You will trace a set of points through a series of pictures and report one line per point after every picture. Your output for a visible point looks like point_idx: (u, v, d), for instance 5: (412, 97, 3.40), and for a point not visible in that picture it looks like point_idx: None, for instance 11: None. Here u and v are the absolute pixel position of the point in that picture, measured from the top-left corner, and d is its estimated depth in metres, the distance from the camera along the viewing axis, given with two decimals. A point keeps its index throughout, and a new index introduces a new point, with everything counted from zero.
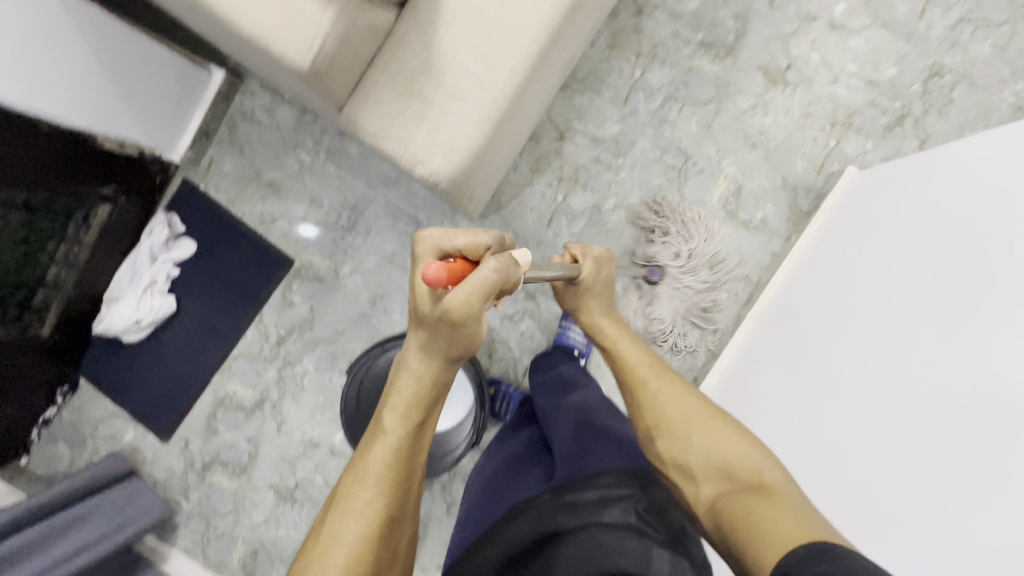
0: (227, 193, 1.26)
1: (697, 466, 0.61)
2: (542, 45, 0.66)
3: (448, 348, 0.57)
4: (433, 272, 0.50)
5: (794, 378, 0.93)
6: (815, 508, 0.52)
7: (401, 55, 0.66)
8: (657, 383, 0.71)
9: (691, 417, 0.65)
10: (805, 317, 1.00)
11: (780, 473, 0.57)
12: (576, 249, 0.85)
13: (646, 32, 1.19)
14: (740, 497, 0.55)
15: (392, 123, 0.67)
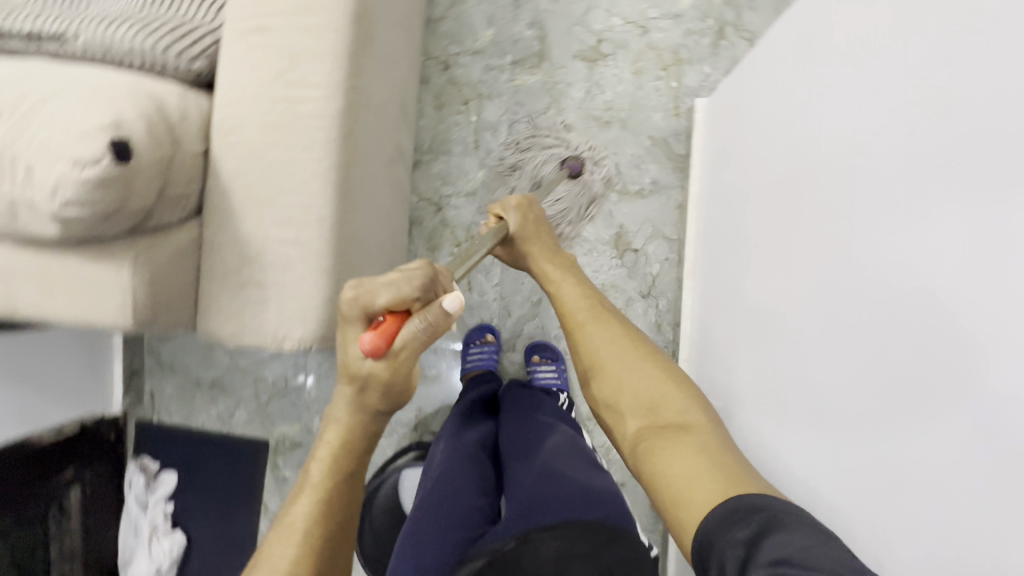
0: (178, 413, 1.27)
1: (628, 407, 0.64)
2: (334, 182, 0.68)
3: (380, 403, 0.51)
4: (369, 345, 0.46)
5: (733, 320, 0.86)
6: (727, 445, 0.55)
7: (219, 258, 0.68)
8: (593, 321, 0.73)
9: (623, 358, 0.67)
10: (724, 252, 0.96)
11: (700, 416, 0.59)
12: (496, 205, 0.83)
13: (461, 79, 1.22)
14: (661, 438, 0.58)
15: (242, 318, 0.68)
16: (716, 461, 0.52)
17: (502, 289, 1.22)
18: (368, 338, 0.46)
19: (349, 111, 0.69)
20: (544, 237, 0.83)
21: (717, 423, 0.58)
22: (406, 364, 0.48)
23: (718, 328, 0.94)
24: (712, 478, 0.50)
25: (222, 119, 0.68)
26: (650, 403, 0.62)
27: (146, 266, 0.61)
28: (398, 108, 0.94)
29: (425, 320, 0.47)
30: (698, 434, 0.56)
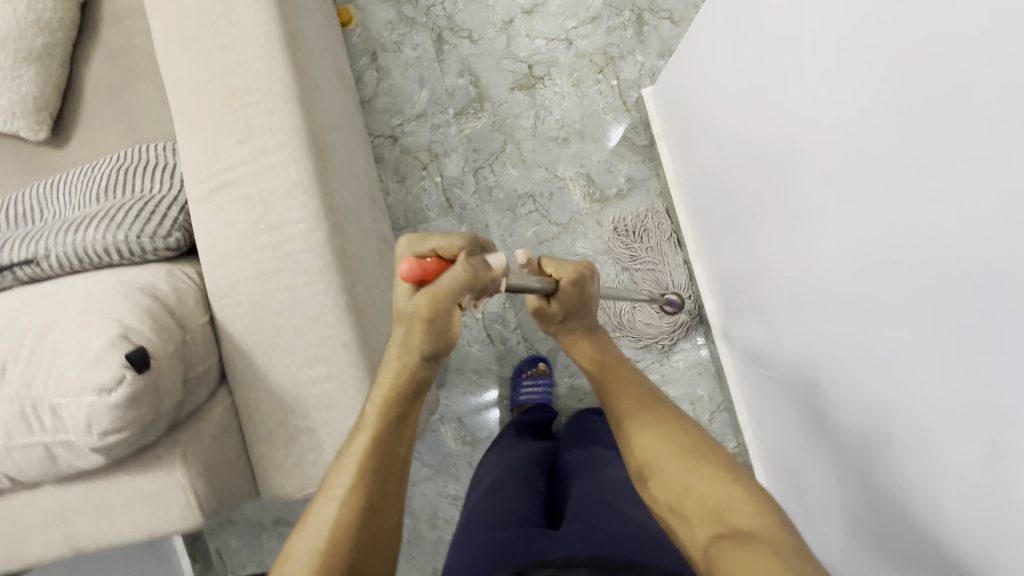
0: (251, 563, 1.23)
1: (695, 516, 0.59)
2: (346, 305, 0.67)
3: (425, 346, 0.54)
4: (406, 273, 0.49)
5: (768, 312, 0.84)
6: (807, 558, 0.50)
7: (260, 418, 0.66)
8: (643, 414, 0.70)
9: (677, 452, 0.64)
10: (733, 240, 0.95)
11: (774, 523, 0.55)
12: (551, 262, 0.72)
13: (413, 147, 1.22)
14: (730, 546, 0.54)
15: (301, 469, 0.66)
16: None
17: (523, 330, 1.22)
18: (406, 267, 0.49)
19: (336, 231, 0.69)
20: (590, 312, 0.76)
21: (790, 529, 0.54)
22: (439, 305, 0.49)
23: (763, 330, 0.89)
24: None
25: (216, 282, 0.67)
26: (717, 507, 0.58)
27: (195, 457, 0.59)
28: (370, 201, 0.93)
29: (468, 263, 0.49)
30: (776, 544, 0.52)
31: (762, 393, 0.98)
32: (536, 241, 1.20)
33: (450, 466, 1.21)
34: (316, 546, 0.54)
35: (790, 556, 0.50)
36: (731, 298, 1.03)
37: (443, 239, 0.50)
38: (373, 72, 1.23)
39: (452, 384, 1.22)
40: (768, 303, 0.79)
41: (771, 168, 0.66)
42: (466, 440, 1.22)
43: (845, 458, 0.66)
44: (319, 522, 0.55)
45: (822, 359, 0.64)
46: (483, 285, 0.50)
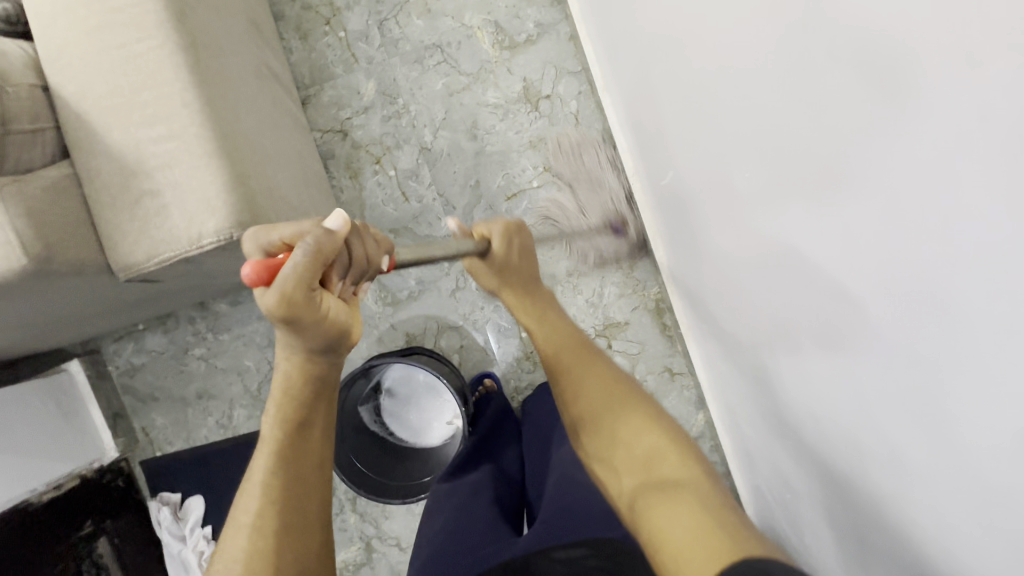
0: (179, 438, 1.22)
1: (623, 467, 0.68)
2: (185, 62, 0.65)
3: (308, 342, 0.51)
4: (251, 277, 0.47)
5: (704, 213, 0.88)
6: (718, 498, 0.58)
7: (100, 183, 0.64)
8: (592, 386, 0.76)
9: (615, 409, 0.72)
10: (659, 146, 0.98)
11: (689, 470, 0.62)
12: (484, 225, 0.85)
13: (314, 2, 1.17)
14: (652, 492, 0.61)
15: (148, 235, 0.64)
16: (712, 520, 0.53)
17: (439, 187, 1.18)
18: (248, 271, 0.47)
19: None
20: (529, 268, 0.86)
21: (710, 479, 0.61)
22: (296, 293, 0.48)
23: (697, 241, 0.95)
24: (709, 537, 0.51)
25: (47, 46, 0.65)
26: (646, 461, 0.66)
27: (16, 200, 0.57)
28: (245, 23, 0.89)
29: (308, 242, 0.48)
30: (689, 487, 0.59)
31: (694, 307, 1.06)
32: (447, 93, 1.17)
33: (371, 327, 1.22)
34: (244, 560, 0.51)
35: (698, 497, 0.57)
36: (655, 207, 1.08)
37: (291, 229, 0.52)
38: None
39: None
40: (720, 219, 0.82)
41: (734, 64, 0.65)
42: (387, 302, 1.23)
43: (783, 373, 0.77)
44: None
45: (782, 280, 0.69)
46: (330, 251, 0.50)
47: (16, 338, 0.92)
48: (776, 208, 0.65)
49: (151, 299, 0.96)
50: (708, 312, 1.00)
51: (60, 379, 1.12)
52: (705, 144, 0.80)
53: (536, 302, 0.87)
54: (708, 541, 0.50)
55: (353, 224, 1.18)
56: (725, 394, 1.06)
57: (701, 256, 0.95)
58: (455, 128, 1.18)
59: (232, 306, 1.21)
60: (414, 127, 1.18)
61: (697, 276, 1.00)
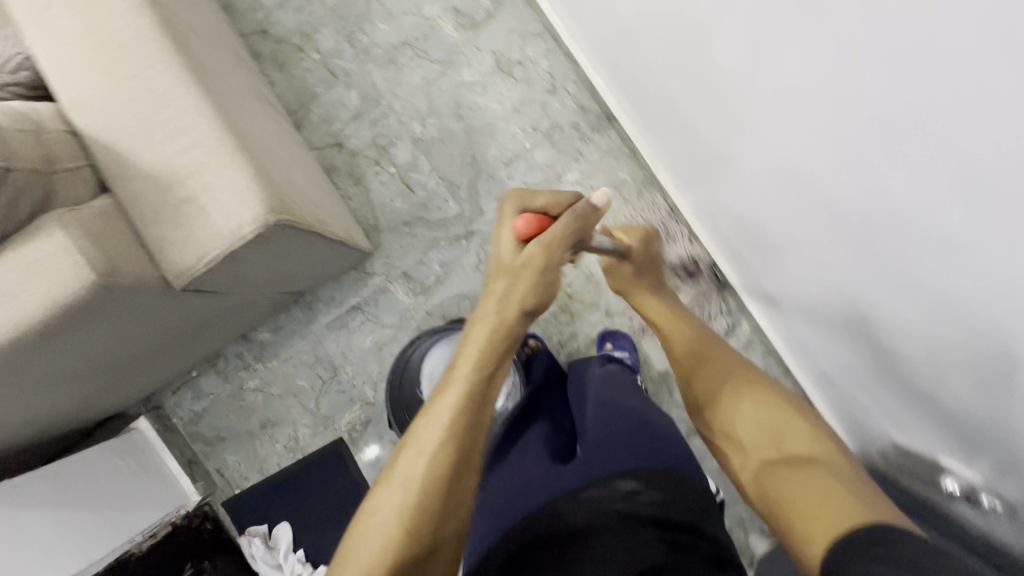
0: (254, 470, 1.26)
1: (755, 445, 0.67)
2: (192, 77, 0.70)
3: (529, 293, 0.60)
4: (523, 227, 0.62)
5: (698, 111, 0.93)
6: (857, 479, 0.57)
7: (140, 203, 0.69)
8: (725, 367, 0.76)
9: (744, 390, 0.72)
10: (638, 68, 1.03)
11: (825, 447, 0.62)
12: (623, 230, 0.88)
13: (284, 34, 1.25)
14: (784, 469, 0.61)
15: (194, 238, 0.69)
16: (849, 487, 0.55)
17: (440, 171, 1.23)
18: (522, 222, 0.62)
19: (163, 18, 0.72)
20: (660, 272, 0.90)
21: (849, 459, 0.60)
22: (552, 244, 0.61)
23: (696, 141, 0.99)
24: (839, 502, 0.53)
25: (68, 96, 0.71)
26: (775, 435, 0.66)
27: (75, 226, 0.63)
28: (230, 54, 0.96)
29: (578, 210, 0.63)
30: (830, 464, 0.59)
31: (712, 215, 1.10)
32: (426, 83, 1.23)
33: (410, 320, 1.23)
34: (424, 484, 0.53)
35: (840, 471, 0.58)
36: (648, 128, 1.13)
37: (550, 198, 0.66)
38: None
39: (387, 243, 1.23)
40: (757, 168, 0.87)
41: None
42: (418, 291, 1.24)
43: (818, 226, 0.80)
44: (374, 524, 0.53)
45: (850, 221, 0.72)
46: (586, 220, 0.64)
47: (88, 394, 0.96)
48: (817, 146, 0.71)
49: (200, 330, 1.00)
50: (725, 212, 1.05)
51: (133, 438, 1.17)
52: (682, 45, 0.86)
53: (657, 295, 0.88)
54: (839, 505, 0.53)
55: (369, 226, 1.23)
56: (765, 287, 1.08)
57: (704, 154, 0.99)
58: (441, 114, 1.23)
59: (274, 333, 1.26)
60: (403, 122, 1.24)
61: (705, 177, 1.04)
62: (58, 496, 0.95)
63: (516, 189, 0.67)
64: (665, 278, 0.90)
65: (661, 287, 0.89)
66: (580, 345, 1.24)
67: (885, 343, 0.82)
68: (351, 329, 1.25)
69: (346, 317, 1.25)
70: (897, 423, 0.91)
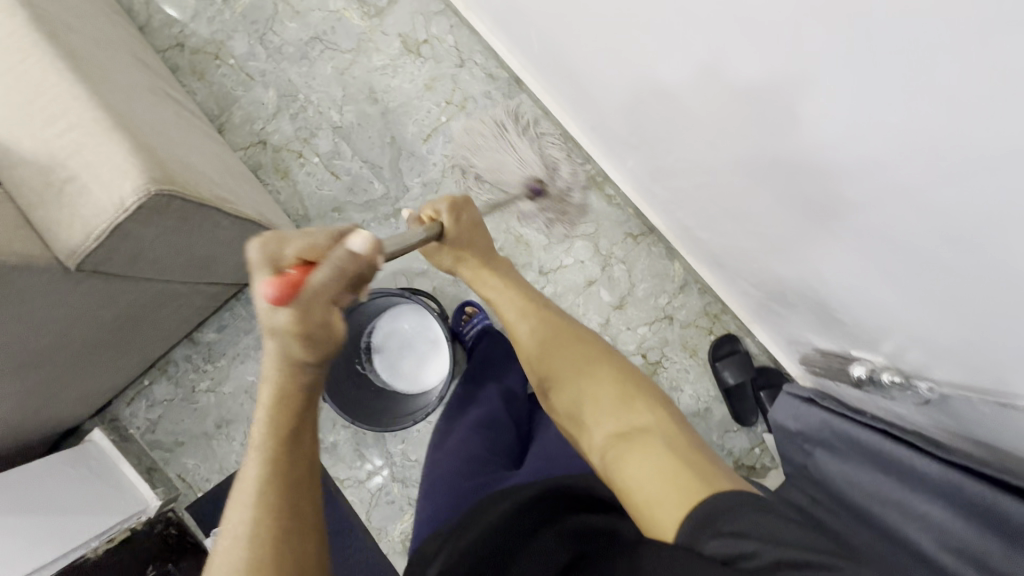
0: (214, 472, 1.26)
1: (599, 421, 0.77)
2: (65, 66, 0.74)
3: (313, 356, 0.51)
4: (272, 293, 0.48)
5: (587, 47, 0.94)
6: (678, 441, 0.70)
7: (27, 188, 0.72)
8: (560, 349, 0.83)
9: (580, 375, 0.81)
10: (527, 24, 1.06)
11: (653, 415, 0.74)
12: (430, 208, 0.88)
13: (200, 44, 1.30)
14: (621, 446, 0.72)
15: (79, 215, 0.72)
16: (679, 459, 0.67)
17: (361, 155, 1.26)
18: (268, 287, 0.48)
19: (37, 16, 0.76)
20: (482, 237, 0.92)
21: (670, 424, 0.73)
22: (322, 305, 0.50)
23: (591, 83, 1.01)
24: (675, 478, 0.64)
25: None
26: (614, 412, 0.76)
27: None
28: (130, 59, 1.00)
29: (336, 261, 0.50)
30: (656, 433, 0.71)
31: (619, 155, 1.12)
32: (339, 74, 1.27)
33: None
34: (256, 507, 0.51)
35: (665, 439, 0.70)
36: (552, 84, 1.15)
37: (305, 245, 0.54)
38: None
39: None
40: (672, 105, 0.84)
41: None
42: None
43: (722, 141, 0.79)
44: None
45: (755, 129, 0.71)
46: (358, 272, 0.53)
47: (25, 402, 0.97)
48: (765, 107, 0.66)
49: (127, 326, 1.00)
50: (631, 149, 1.06)
51: (88, 450, 1.19)
52: None
53: (489, 270, 0.92)
54: (680, 482, 0.63)
55: (298, 217, 1.26)
56: (679, 219, 1.09)
57: (600, 92, 1.00)
58: (356, 101, 1.27)
59: (219, 333, 1.28)
60: (321, 113, 1.27)
61: (607, 119, 1.06)
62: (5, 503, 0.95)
63: (263, 237, 0.54)
64: (489, 243, 0.93)
65: (487, 258, 0.92)
66: None
67: (787, 238, 0.82)
68: None
69: None
70: (816, 327, 0.91)
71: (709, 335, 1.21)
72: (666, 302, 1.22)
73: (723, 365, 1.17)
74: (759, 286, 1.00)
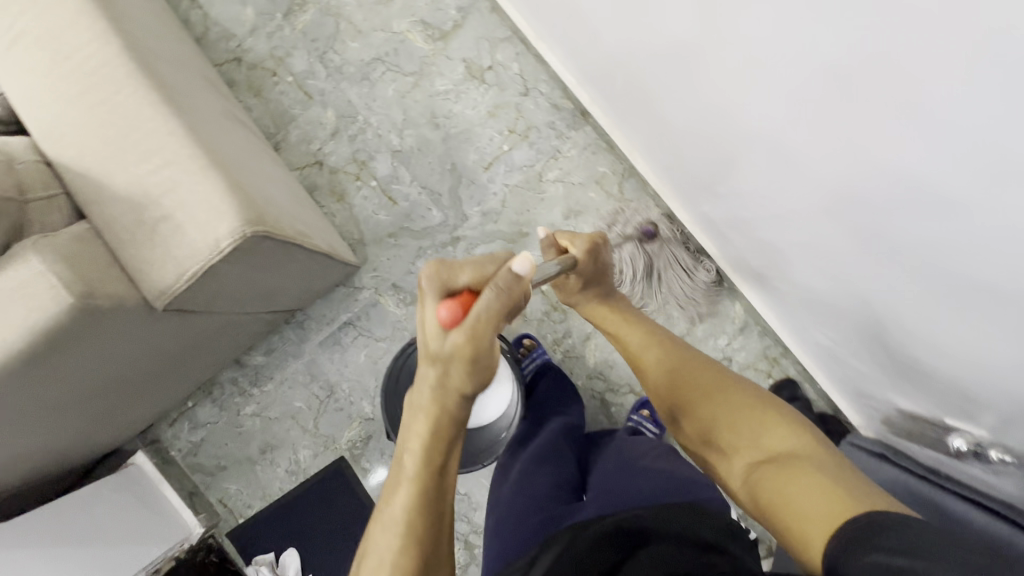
0: (256, 498, 1.23)
1: (738, 447, 0.68)
2: (160, 99, 0.71)
3: (467, 385, 0.54)
4: (448, 316, 0.54)
5: (677, 96, 0.92)
6: (838, 467, 0.58)
7: (117, 225, 0.70)
8: (692, 374, 0.78)
9: (714, 402, 0.73)
10: (606, 60, 1.04)
11: (808, 442, 0.63)
12: (568, 238, 0.88)
13: (258, 60, 1.27)
14: (767, 472, 0.62)
15: (172, 255, 0.69)
16: (839, 483, 0.56)
17: (421, 181, 1.24)
18: (445, 310, 0.54)
19: (129, 45, 0.73)
20: (610, 281, 0.90)
21: (824, 447, 0.62)
22: (482, 335, 0.53)
23: (673, 125, 1.00)
24: (830, 501, 0.54)
25: (41, 124, 0.72)
26: (754, 438, 0.67)
27: (50, 251, 0.63)
28: (202, 80, 0.98)
29: (500, 286, 0.54)
30: (809, 459, 0.60)
31: (691, 196, 1.10)
32: (400, 97, 1.25)
33: (402, 331, 1.22)
34: (413, 505, 0.54)
35: (825, 468, 0.58)
36: (623, 119, 1.14)
37: (476, 271, 0.59)
38: (196, 11, 1.28)
39: (374, 256, 1.24)
40: (781, 179, 0.83)
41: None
42: (409, 301, 1.24)
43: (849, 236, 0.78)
44: None
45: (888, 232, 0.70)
46: (518, 297, 0.56)
47: (81, 429, 0.94)
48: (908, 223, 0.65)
49: (189, 355, 0.98)
50: (708, 193, 1.04)
51: (131, 473, 1.16)
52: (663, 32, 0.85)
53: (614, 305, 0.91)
54: (835, 504, 0.54)
55: (354, 241, 1.24)
56: (750, 263, 1.08)
57: (682, 135, 0.99)
58: (418, 125, 1.25)
59: (267, 356, 1.25)
60: (380, 136, 1.25)
61: (684, 161, 1.04)
62: (53, 537, 0.92)
63: (435, 263, 0.59)
64: (613, 284, 0.92)
65: (612, 294, 0.91)
66: (576, 340, 1.23)
67: (892, 317, 0.80)
68: (345, 346, 1.24)
69: (338, 333, 1.24)
70: (899, 387, 0.90)
71: (768, 379, 1.20)
72: (725, 342, 1.21)
73: None
74: (838, 343, 0.99)
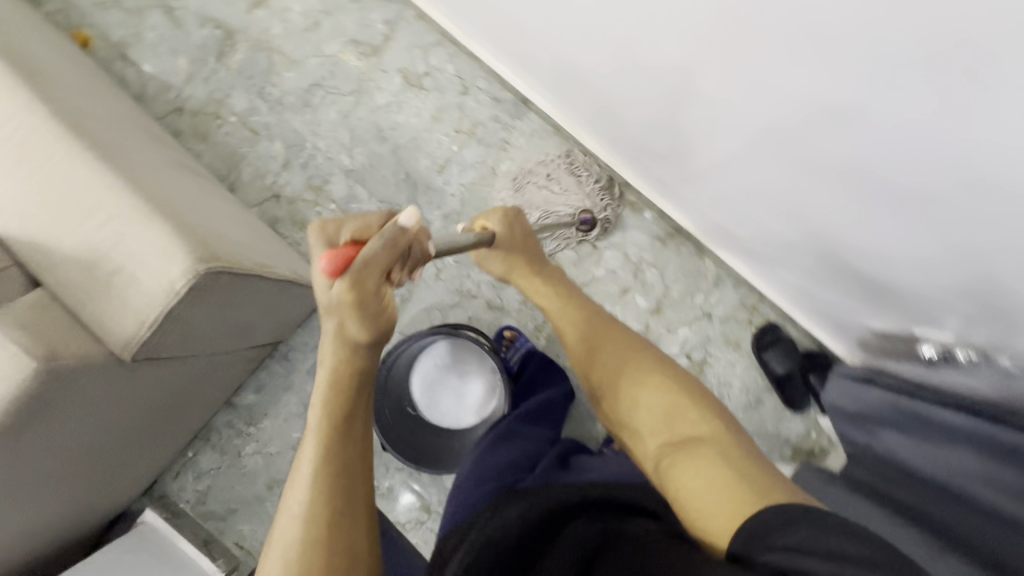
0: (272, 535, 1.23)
1: (654, 428, 0.69)
2: (95, 157, 0.73)
3: (363, 330, 0.54)
4: (329, 267, 0.53)
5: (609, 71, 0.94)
6: (743, 453, 0.61)
7: (71, 284, 0.71)
8: (612, 354, 0.78)
9: (631, 385, 0.74)
10: (534, 46, 1.06)
11: (716, 425, 0.65)
12: (484, 218, 0.91)
13: (199, 106, 1.28)
14: (676, 457, 0.63)
15: (131, 305, 0.70)
16: (740, 473, 0.58)
17: (378, 195, 1.25)
18: (326, 261, 0.53)
19: (57, 111, 0.75)
20: (532, 247, 0.92)
21: (729, 431, 0.65)
22: (368, 282, 0.54)
23: (609, 98, 1.01)
24: (736, 491, 0.56)
25: None
26: (667, 418, 0.68)
27: (8, 322, 0.64)
28: (141, 134, 0.99)
29: (386, 236, 0.56)
30: (711, 443, 0.62)
31: (643, 164, 1.12)
32: (344, 117, 1.26)
33: None
34: (319, 465, 0.55)
35: (724, 450, 0.61)
36: (563, 100, 1.15)
37: (358, 227, 0.61)
38: (130, 69, 1.30)
39: None
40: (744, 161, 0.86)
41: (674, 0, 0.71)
42: None
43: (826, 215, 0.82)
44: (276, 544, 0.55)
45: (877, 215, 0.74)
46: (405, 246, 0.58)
47: (81, 495, 0.95)
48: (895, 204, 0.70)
49: (176, 405, 0.99)
50: (658, 158, 1.06)
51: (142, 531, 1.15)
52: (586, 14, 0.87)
53: (542, 277, 0.91)
54: (739, 497, 0.56)
55: None
56: (711, 219, 1.09)
57: (621, 107, 1.01)
58: (365, 142, 1.26)
59: (258, 393, 1.26)
60: (331, 158, 1.26)
61: (628, 131, 1.06)
62: None
63: (320, 224, 0.61)
64: (540, 253, 0.93)
65: (535, 260, 0.92)
66: None
67: (864, 259, 0.84)
68: None
69: None
70: (872, 310, 0.92)
71: (750, 327, 1.21)
72: (702, 299, 1.22)
73: (769, 355, 1.17)
74: (810, 282, 1.01)
